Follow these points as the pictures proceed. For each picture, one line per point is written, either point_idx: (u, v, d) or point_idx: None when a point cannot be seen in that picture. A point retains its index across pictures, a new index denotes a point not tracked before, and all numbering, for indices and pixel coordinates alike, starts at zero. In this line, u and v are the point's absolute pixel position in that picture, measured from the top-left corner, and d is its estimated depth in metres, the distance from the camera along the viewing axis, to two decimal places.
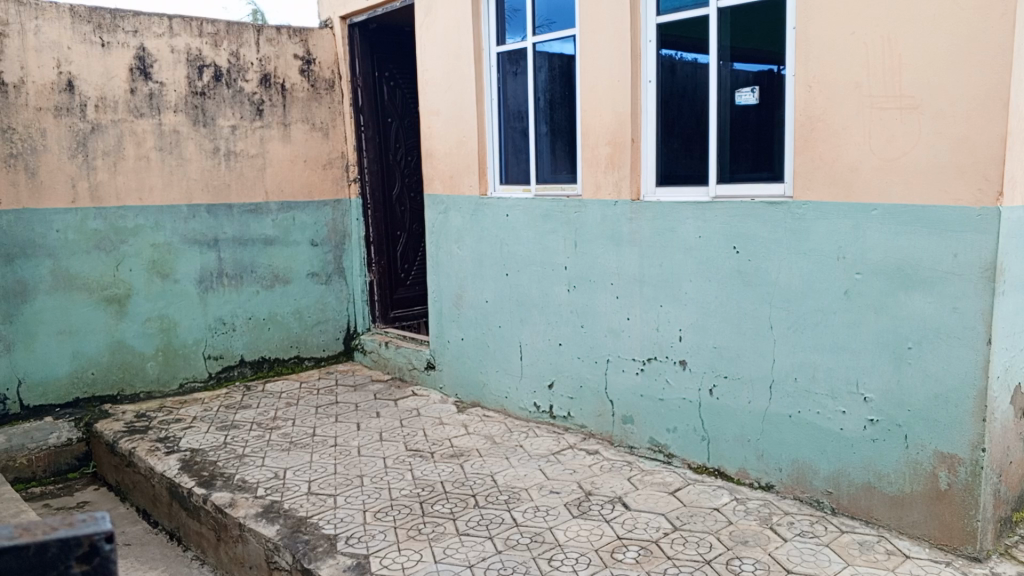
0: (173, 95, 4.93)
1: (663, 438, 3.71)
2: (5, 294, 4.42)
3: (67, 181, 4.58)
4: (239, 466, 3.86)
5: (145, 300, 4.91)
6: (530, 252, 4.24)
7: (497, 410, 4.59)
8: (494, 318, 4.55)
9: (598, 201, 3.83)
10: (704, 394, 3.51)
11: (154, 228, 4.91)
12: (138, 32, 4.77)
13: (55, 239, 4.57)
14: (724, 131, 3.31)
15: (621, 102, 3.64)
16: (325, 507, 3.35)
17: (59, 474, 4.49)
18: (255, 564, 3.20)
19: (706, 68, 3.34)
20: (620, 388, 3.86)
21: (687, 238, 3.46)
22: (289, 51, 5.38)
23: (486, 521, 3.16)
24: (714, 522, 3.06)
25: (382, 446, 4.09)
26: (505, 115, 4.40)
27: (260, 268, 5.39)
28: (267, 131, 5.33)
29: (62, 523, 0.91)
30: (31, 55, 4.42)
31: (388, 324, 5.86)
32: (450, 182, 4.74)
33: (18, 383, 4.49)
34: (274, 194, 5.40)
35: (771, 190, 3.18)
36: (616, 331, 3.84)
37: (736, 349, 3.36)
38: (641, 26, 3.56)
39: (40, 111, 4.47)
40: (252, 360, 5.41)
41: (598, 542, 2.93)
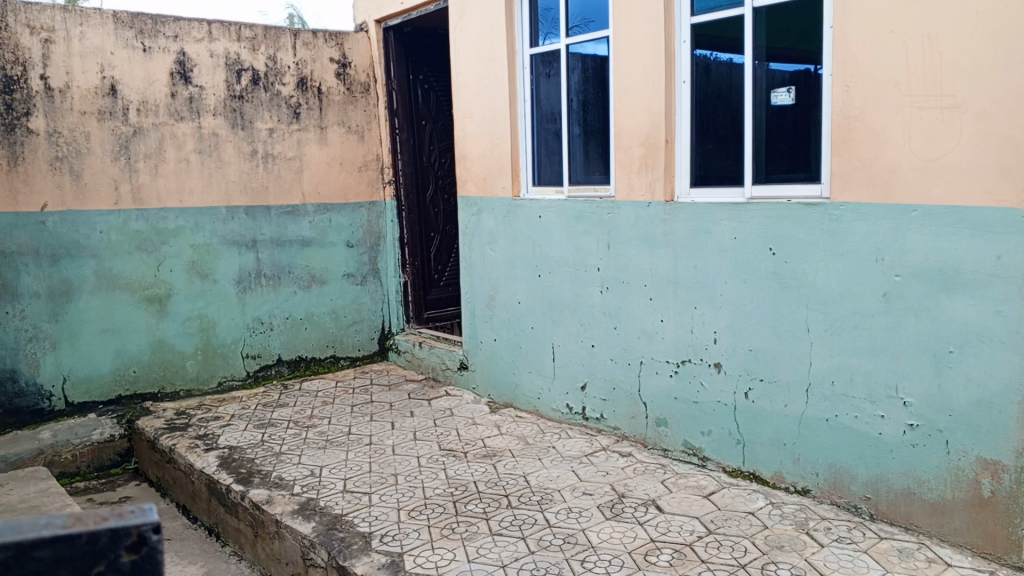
0: (212, 99, 5.03)
1: (697, 441, 3.68)
2: (51, 293, 4.55)
3: (111, 183, 4.70)
4: (276, 463, 3.93)
5: (185, 300, 5.02)
6: (563, 253, 4.24)
7: (530, 411, 4.60)
8: (527, 320, 4.56)
9: (631, 202, 3.82)
10: (739, 397, 3.48)
11: (194, 229, 5.02)
12: (178, 37, 4.88)
13: (99, 240, 4.69)
14: (759, 131, 3.28)
15: (655, 103, 3.63)
16: (360, 505, 3.40)
17: (102, 469, 4.60)
18: (291, 561, 3.26)
19: (741, 68, 3.32)
20: (654, 390, 3.85)
21: (722, 239, 3.44)
22: (325, 55, 5.47)
23: (519, 521, 3.17)
24: (749, 526, 3.03)
25: (415, 445, 4.13)
26: (538, 116, 4.41)
27: (297, 269, 5.47)
28: (304, 134, 5.41)
29: (114, 512, 0.88)
30: (76, 61, 4.55)
31: (422, 324, 5.91)
32: (483, 183, 4.77)
33: (63, 381, 4.62)
34: (311, 196, 5.48)
35: (807, 191, 3.14)
36: (650, 333, 3.83)
37: (772, 352, 3.33)
38: (675, 26, 3.55)
39: (84, 115, 4.59)
40: (289, 360, 5.50)
41: (631, 544, 2.93)
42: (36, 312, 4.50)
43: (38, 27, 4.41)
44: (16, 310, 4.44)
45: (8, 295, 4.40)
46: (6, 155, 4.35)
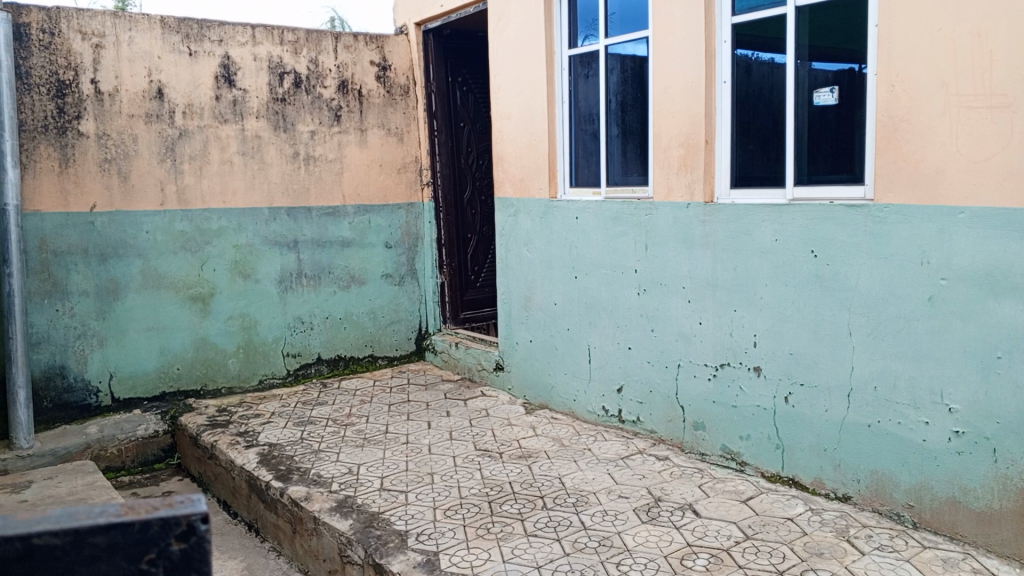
0: (255, 102, 5.13)
1: (735, 445, 3.65)
2: (98, 291, 4.67)
3: (157, 185, 4.82)
4: (315, 461, 3.99)
5: (227, 299, 5.13)
6: (600, 255, 4.23)
7: (566, 413, 4.60)
8: (563, 321, 4.56)
9: (669, 204, 3.79)
10: (779, 402, 3.44)
11: (236, 229, 5.12)
12: (223, 42, 4.99)
13: (145, 239, 4.81)
14: (801, 132, 3.24)
15: (695, 103, 3.61)
16: (397, 503, 3.44)
17: (146, 464, 4.73)
18: (329, 557, 3.30)
19: (783, 68, 3.28)
20: (692, 394, 3.82)
21: (763, 241, 3.40)
22: (365, 58, 5.54)
23: (554, 523, 3.17)
24: (788, 532, 2.99)
25: (452, 445, 4.16)
26: (576, 117, 4.41)
27: (336, 269, 5.54)
28: (344, 136, 5.49)
29: (164, 502, 0.90)
30: (124, 65, 4.68)
31: (459, 325, 5.94)
32: (521, 184, 4.78)
33: (109, 377, 4.75)
34: (351, 198, 5.56)
35: (850, 192, 3.09)
36: (688, 336, 3.80)
37: (813, 355, 3.28)
38: (716, 26, 3.52)
39: (132, 118, 4.71)
40: (329, 359, 5.57)
41: (667, 548, 2.91)
42: (84, 310, 4.63)
43: (89, 32, 4.54)
44: (66, 308, 4.57)
45: (58, 293, 4.53)
46: (58, 157, 4.48)
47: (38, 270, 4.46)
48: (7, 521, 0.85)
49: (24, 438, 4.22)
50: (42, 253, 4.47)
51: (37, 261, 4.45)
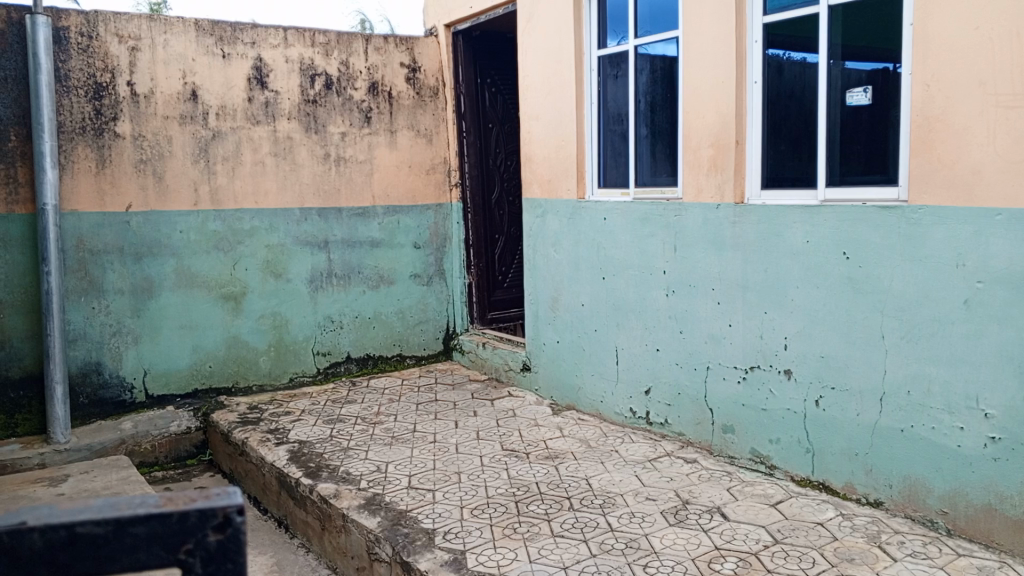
0: (286, 103, 5.19)
1: (765, 449, 3.61)
2: (133, 290, 4.77)
3: (190, 185, 4.90)
4: (344, 458, 4.03)
5: (259, 298, 5.20)
6: (628, 256, 4.22)
7: (593, 414, 4.59)
8: (591, 323, 4.55)
9: (699, 204, 3.77)
10: (810, 405, 3.40)
11: (268, 229, 5.19)
12: (255, 44, 5.06)
13: (179, 239, 4.90)
14: (834, 132, 3.21)
15: (725, 103, 3.58)
16: (424, 502, 3.46)
17: (179, 460, 4.82)
18: (357, 554, 3.34)
19: (815, 68, 3.25)
20: (721, 396, 3.79)
21: (794, 243, 3.36)
22: (395, 59, 5.58)
23: (581, 524, 3.17)
24: (818, 537, 2.96)
25: (479, 444, 4.18)
26: (605, 118, 4.40)
27: (366, 270, 5.60)
28: (374, 138, 5.54)
29: (202, 494, 0.93)
30: (159, 68, 4.77)
31: (486, 325, 5.97)
32: (549, 185, 4.78)
33: (144, 374, 4.85)
34: (380, 199, 5.61)
35: (883, 193, 3.05)
36: (717, 338, 3.78)
37: (845, 359, 3.24)
38: (747, 26, 3.50)
39: (166, 119, 4.80)
40: (358, 357, 5.63)
41: (695, 551, 2.90)
42: (120, 308, 4.73)
43: (126, 35, 4.64)
44: (102, 305, 4.67)
45: (94, 291, 4.64)
46: (95, 158, 4.58)
47: (75, 269, 4.57)
48: (51, 509, 0.88)
49: (60, 433, 4.36)
50: (79, 252, 4.58)
51: (74, 259, 4.56)
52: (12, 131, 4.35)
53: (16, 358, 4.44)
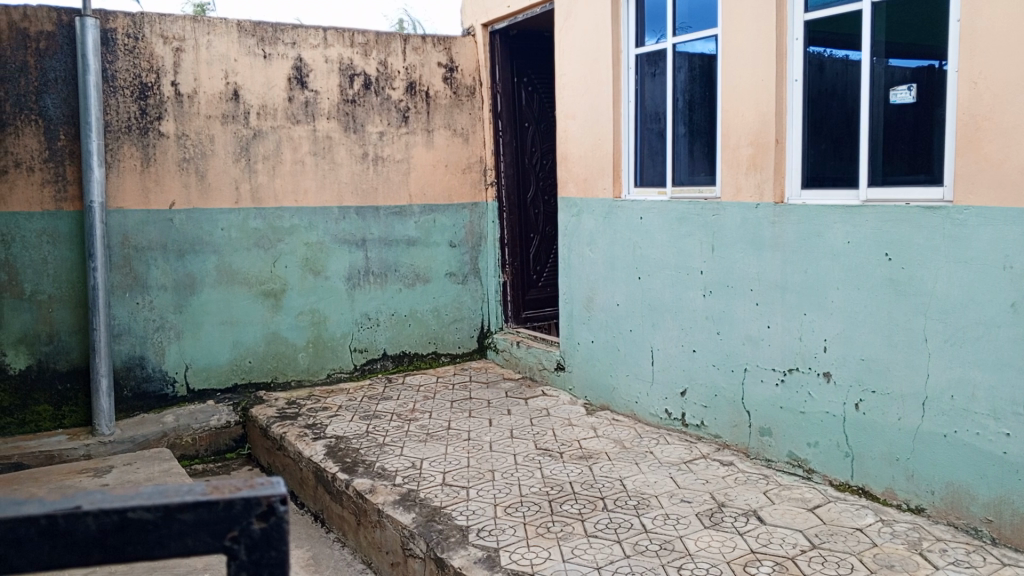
0: (326, 103, 5.26)
1: (803, 452, 3.57)
2: (176, 286, 4.88)
3: (232, 183, 5.00)
4: (379, 454, 4.08)
5: (298, 295, 5.28)
6: (664, 255, 4.20)
7: (627, 415, 4.58)
8: (626, 323, 4.54)
9: (737, 204, 3.74)
10: (849, 409, 3.35)
11: (308, 227, 5.27)
12: (296, 44, 5.14)
13: (220, 237, 4.99)
14: (877, 131, 3.16)
15: (764, 102, 3.54)
16: (458, 499, 3.49)
17: (219, 453, 4.92)
18: (391, 550, 3.38)
19: (858, 65, 3.20)
20: (758, 399, 3.75)
21: (834, 243, 3.31)
22: (433, 59, 5.63)
23: (614, 525, 3.17)
24: (857, 543, 2.92)
25: (512, 443, 4.19)
26: (642, 116, 4.38)
27: (402, 268, 5.65)
28: (412, 137, 5.59)
29: (246, 483, 0.96)
30: (202, 68, 4.87)
31: (520, 324, 5.98)
32: (585, 184, 4.77)
33: (185, 368, 4.96)
34: (417, 198, 5.65)
35: (928, 193, 2.99)
36: (756, 339, 3.74)
37: (886, 362, 3.18)
38: (788, 23, 3.46)
39: (209, 119, 4.90)
40: (394, 354, 5.68)
41: (730, 554, 2.87)
42: (162, 303, 4.85)
43: (170, 36, 4.75)
44: (146, 301, 4.79)
45: (139, 287, 4.76)
46: (140, 156, 4.70)
47: (120, 265, 4.69)
48: (104, 495, 0.91)
49: (105, 425, 4.49)
50: (124, 249, 4.70)
51: (120, 256, 4.69)
52: (61, 130, 4.49)
53: (63, 352, 4.58)
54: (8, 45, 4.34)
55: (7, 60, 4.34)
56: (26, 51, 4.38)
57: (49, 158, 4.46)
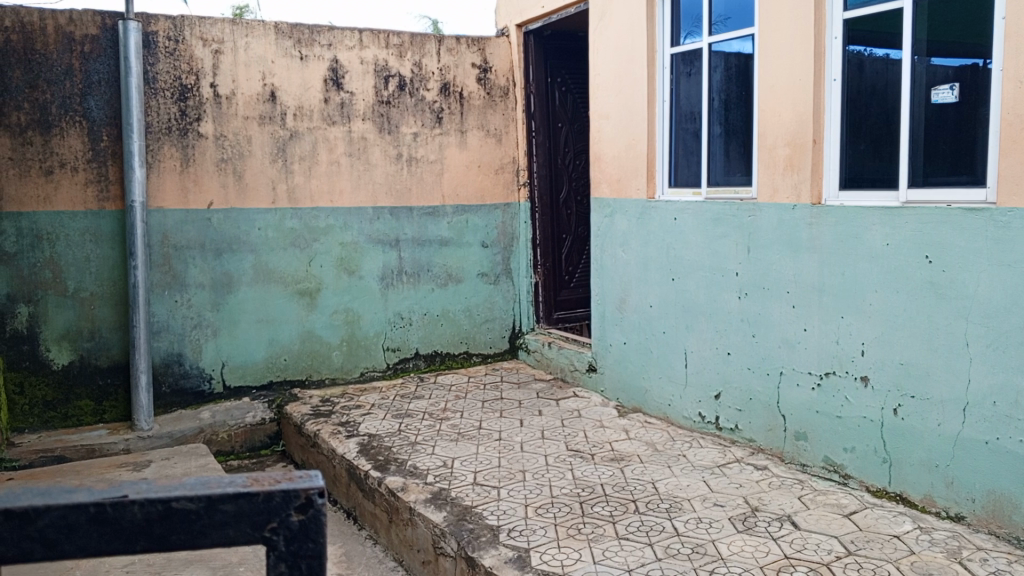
0: (361, 104, 5.32)
1: (839, 457, 3.51)
2: (214, 284, 4.97)
3: (269, 184, 5.08)
4: (411, 453, 4.12)
5: (333, 294, 5.35)
6: (699, 257, 4.17)
7: (659, 417, 4.55)
8: (659, 324, 4.51)
9: (774, 205, 3.70)
10: (887, 414, 3.29)
11: (342, 227, 5.33)
12: (332, 46, 5.20)
13: (257, 236, 5.08)
14: (918, 131, 3.10)
15: (802, 101, 3.50)
16: (489, 498, 3.51)
17: (254, 450, 4.99)
18: (423, 548, 3.41)
19: (899, 64, 3.14)
20: (794, 403, 3.71)
21: (873, 245, 3.26)
22: (467, 60, 5.66)
23: (646, 527, 3.16)
24: (894, 550, 2.87)
25: (544, 444, 4.20)
26: (677, 116, 4.35)
27: (435, 268, 5.69)
28: (445, 138, 5.63)
29: (285, 476, 0.98)
30: (241, 70, 4.96)
31: (552, 324, 5.99)
32: (618, 184, 4.75)
33: (222, 365, 5.05)
34: (450, 198, 5.69)
35: (970, 195, 2.94)
36: (792, 342, 3.69)
37: (926, 366, 3.12)
38: (827, 22, 3.41)
39: (247, 120, 4.99)
40: (426, 353, 5.72)
41: (763, 559, 2.85)
42: (201, 301, 4.95)
43: (210, 39, 4.84)
44: (184, 299, 4.89)
45: (178, 285, 4.87)
46: (180, 157, 4.80)
47: (159, 263, 4.80)
48: (149, 485, 0.94)
49: (144, 420, 4.60)
50: (164, 247, 4.81)
51: (159, 254, 4.80)
52: (104, 131, 4.60)
53: (104, 348, 4.69)
54: (54, 49, 4.47)
55: (53, 63, 4.47)
56: (71, 54, 4.50)
57: (92, 159, 4.58)
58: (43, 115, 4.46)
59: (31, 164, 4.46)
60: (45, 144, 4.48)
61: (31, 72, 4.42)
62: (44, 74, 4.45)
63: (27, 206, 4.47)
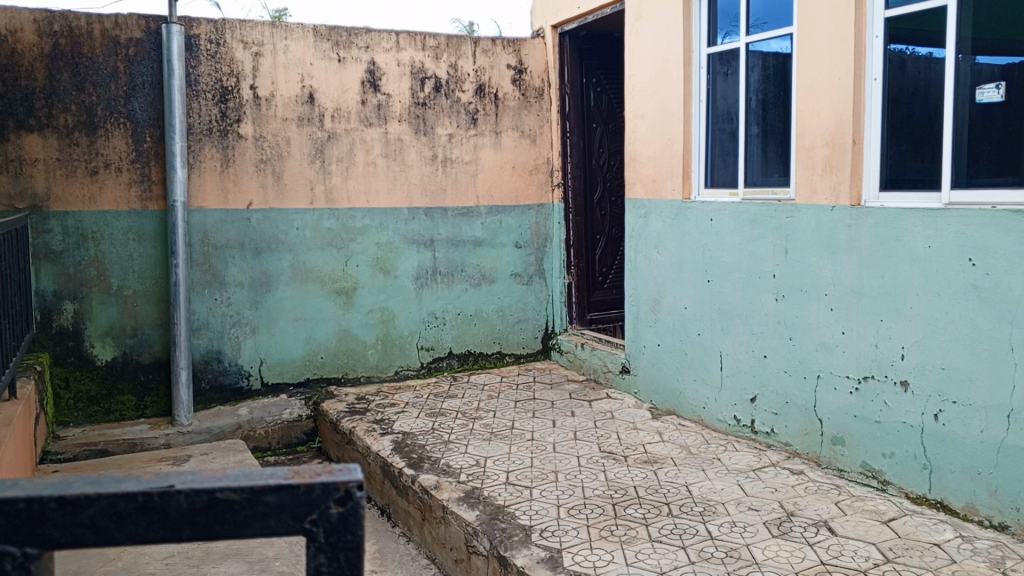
0: (397, 106, 5.38)
1: (878, 463, 3.46)
2: (253, 283, 5.07)
3: (307, 184, 5.16)
4: (444, 451, 4.16)
5: (369, 293, 5.41)
6: (735, 259, 4.13)
7: (694, 420, 4.52)
8: (694, 326, 4.49)
9: (813, 206, 3.65)
10: (927, 419, 3.23)
11: (378, 228, 5.40)
12: (369, 48, 5.27)
13: (295, 236, 5.16)
14: (961, 131, 3.04)
15: (842, 101, 3.45)
16: (521, 498, 3.53)
17: (290, 446, 5.04)
18: (455, 546, 3.44)
19: (942, 63, 3.08)
20: (831, 407, 3.66)
21: (914, 247, 3.21)
22: (502, 61, 5.69)
23: (679, 530, 3.15)
24: (934, 558, 2.82)
25: (576, 445, 4.20)
26: (713, 116, 4.32)
27: (469, 268, 5.72)
28: (480, 139, 5.66)
29: (325, 469, 1.00)
30: (280, 72, 5.04)
31: (585, 325, 5.98)
32: (653, 185, 4.74)
33: (260, 363, 5.15)
34: (484, 199, 5.72)
35: (1016, 196, 2.87)
36: (829, 346, 3.65)
37: (968, 372, 3.06)
38: (867, 21, 3.37)
39: (286, 121, 5.07)
40: (459, 353, 5.76)
41: (799, 565, 2.82)
42: (240, 300, 5.05)
43: (250, 42, 4.94)
44: (223, 297, 5.00)
45: (217, 283, 4.97)
46: (220, 158, 4.91)
47: (200, 262, 4.91)
48: (195, 476, 0.98)
49: (184, 416, 4.71)
50: (204, 246, 4.92)
51: (200, 253, 4.91)
52: (148, 132, 4.72)
53: (146, 344, 4.82)
54: (100, 52, 4.60)
55: (99, 66, 4.60)
56: (117, 57, 4.63)
57: (136, 160, 4.70)
58: (89, 116, 4.59)
59: (77, 164, 4.59)
60: (91, 145, 4.61)
61: (78, 75, 4.56)
62: (90, 77, 4.59)
63: (73, 205, 4.61)
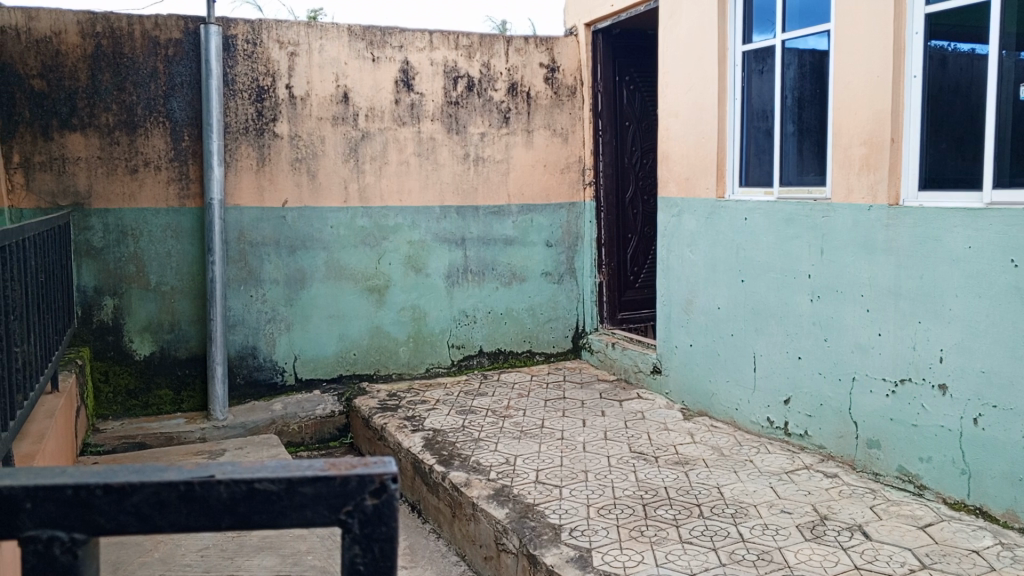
0: (430, 105, 5.42)
1: (914, 467, 3.40)
2: (288, 280, 5.15)
3: (341, 183, 5.22)
4: (475, 448, 4.18)
5: (401, 291, 5.46)
6: (770, 258, 4.09)
7: (726, 421, 4.48)
8: (727, 327, 4.45)
9: (849, 205, 3.60)
10: (966, 423, 3.17)
11: (411, 227, 5.44)
12: (403, 48, 5.31)
13: (329, 234, 5.23)
14: (1004, 129, 2.98)
15: (880, 99, 3.40)
16: (551, 497, 3.53)
17: (323, 442, 5.13)
18: (485, 544, 3.45)
19: (986, 60, 3.02)
20: (867, 410, 3.60)
21: (954, 248, 3.15)
22: (535, 60, 5.69)
23: (710, 532, 3.13)
24: (972, 565, 2.77)
25: (606, 444, 4.19)
26: (748, 115, 4.28)
27: (499, 267, 5.74)
28: (512, 138, 5.67)
29: (361, 461, 1.03)
30: (315, 71, 5.11)
31: (616, 325, 5.97)
32: (686, 184, 4.71)
33: (294, 358, 5.22)
34: (515, 198, 5.73)
35: None
36: (865, 348, 3.60)
37: (1010, 375, 2.99)
38: (907, 17, 3.30)
39: (321, 120, 5.14)
40: (490, 351, 5.78)
41: (833, 569, 2.78)
42: (275, 296, 5.13)
43: (286, 41, 5.00)
44: (259, 294, 5.08)
45: (253, 280, 5.06)
46: (255, 156, 4.99)
47: (236, 259, 5.00)
48: (234, 467, 1.00)
49: (219, 410, 4.80)
50: (240, 244, 5.01)
51: (236, 251, 5.00)
52: (186, 132, 4.81)
53: (183, 340, 4.92)
54: (141, 53, 4.70)
55: (139, 67, 4.70)
56: (157, 57, 4.73)
57: (174, 158, 4.80)
58: (129, 116, 4.70)
59: (118, 163, 4.70)
60: (131, 144, 4.71)
61: (119, 75, 4.67)
62: (131, 77, 4.69)
63: (113, 203, 4.72)
